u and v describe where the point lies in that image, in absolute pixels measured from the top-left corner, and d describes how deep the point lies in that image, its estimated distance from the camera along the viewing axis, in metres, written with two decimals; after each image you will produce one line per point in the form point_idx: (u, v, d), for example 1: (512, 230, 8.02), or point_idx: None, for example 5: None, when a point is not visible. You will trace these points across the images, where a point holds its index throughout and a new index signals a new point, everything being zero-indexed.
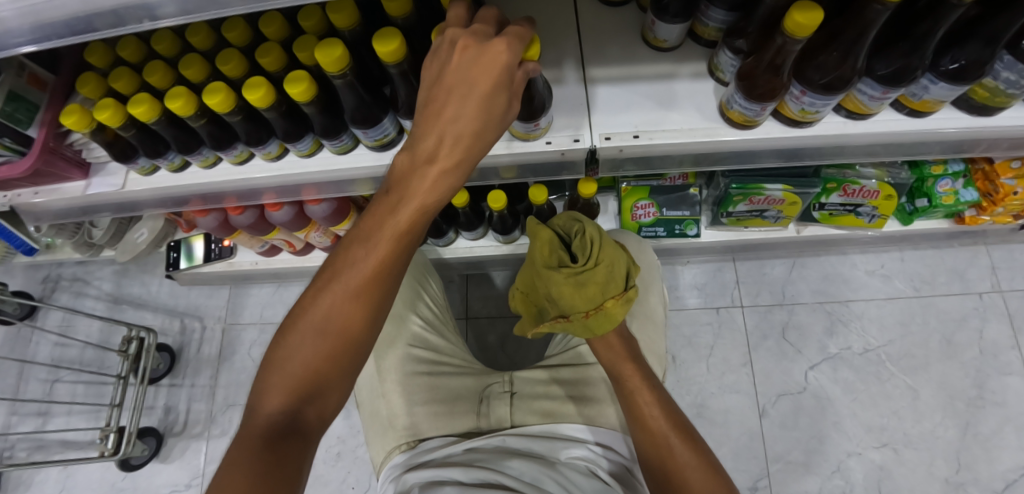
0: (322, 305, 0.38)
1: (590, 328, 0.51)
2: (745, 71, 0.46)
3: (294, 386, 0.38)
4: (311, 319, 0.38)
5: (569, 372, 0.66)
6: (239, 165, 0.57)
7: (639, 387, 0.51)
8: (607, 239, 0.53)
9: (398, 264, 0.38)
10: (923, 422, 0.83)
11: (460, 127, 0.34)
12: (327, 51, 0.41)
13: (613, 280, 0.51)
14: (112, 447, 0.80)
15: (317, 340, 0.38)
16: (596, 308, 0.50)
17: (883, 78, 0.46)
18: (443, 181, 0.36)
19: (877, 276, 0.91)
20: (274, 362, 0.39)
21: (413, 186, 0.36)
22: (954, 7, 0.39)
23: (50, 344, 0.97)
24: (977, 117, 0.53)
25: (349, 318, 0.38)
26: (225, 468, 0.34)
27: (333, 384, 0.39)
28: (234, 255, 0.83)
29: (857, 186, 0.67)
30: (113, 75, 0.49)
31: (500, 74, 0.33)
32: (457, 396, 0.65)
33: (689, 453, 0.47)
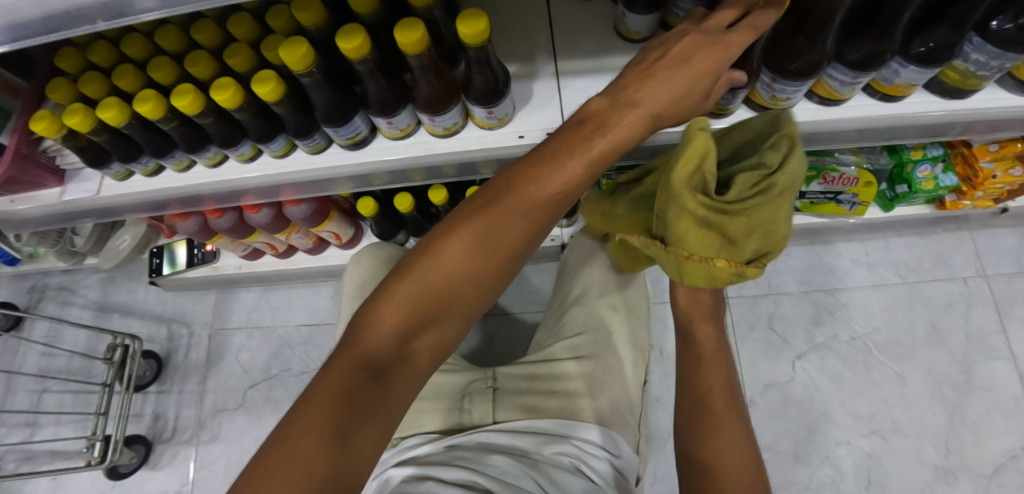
0: (483, 221, 0.37)
1: (682, 271, 0.45)
2: None
3: (420, 309, 0.36)
4: (464, 237, 0.37)
5: (552, 368, 0.66)
6: (214, 168, 0.57)
7: (714, 364, 0.51)
8: (790, 192, 0.38)
9: (562, 209, 0.38)
10: (911, 408, 0.83)
11: (662, 95, 0.37)
12: (291, 50, 0.41)
13: (742, 244, 0.41)
14: (99, 455, 0.80)
15: (465, 260, 0.37)
16: (703, 258, 0.43)
17: (853, 63, 0.46)
18: (632, 132, 0.37)
19: (862, 264, 0.90)
20: (407, 271, 0.37)
21: (612, 120, 0.37)
22: None
23: (36, 354, 0.96)
24: (950, 100, 0.53)
25: (506, 242, 0.37)
26: (327, 382, 0.32)
27: (450, 321, 0.37)
28: (218, 260, 0.83)
29: (836, 174, 0.67)
30: (83, 80, 0.49)
31: (717, 64, 0.37)
32: (440, 393, 0.65)
33: (739, 448, 0.45)
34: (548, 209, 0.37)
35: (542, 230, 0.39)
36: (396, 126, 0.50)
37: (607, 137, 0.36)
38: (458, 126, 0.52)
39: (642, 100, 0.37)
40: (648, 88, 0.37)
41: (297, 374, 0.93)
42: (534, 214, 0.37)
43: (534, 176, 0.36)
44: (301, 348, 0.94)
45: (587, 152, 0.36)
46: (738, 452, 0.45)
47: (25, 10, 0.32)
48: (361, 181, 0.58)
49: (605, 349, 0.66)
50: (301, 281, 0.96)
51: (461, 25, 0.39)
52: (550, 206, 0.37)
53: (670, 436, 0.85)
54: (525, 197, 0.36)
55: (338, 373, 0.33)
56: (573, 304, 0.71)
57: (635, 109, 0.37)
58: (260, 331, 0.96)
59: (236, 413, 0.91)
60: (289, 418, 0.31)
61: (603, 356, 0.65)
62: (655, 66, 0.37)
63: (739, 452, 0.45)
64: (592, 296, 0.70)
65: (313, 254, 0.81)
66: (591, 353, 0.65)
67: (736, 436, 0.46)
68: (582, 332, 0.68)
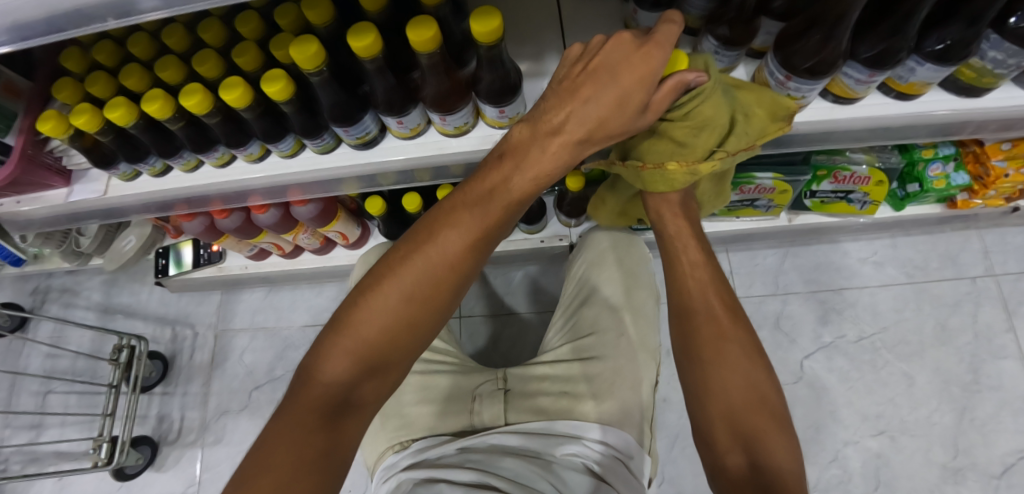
0: (413, 266, 0.40)
1: (644, 180, 0.50)
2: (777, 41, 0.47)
3: (362, 356, 0.39)
4: (398, 279, 0.40)
5: (562, 370, 0.65)
6: (221, 168, 0.56)
7: (698, 278, 0.51)
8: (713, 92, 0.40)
9: (487, 246, 0.42)
10: (920, 408, 0.82)
11: (587, 115, 0.38)
12: (301, 49, 0.40)
13: (691, 144, 0.44)
14: (105, 457, 0.79)
15: (397, 307, 0.40)
16: (656, 164, 0.48)
17: (868, 60, 0.46)
18: (555, 160, 0.40)
19: (870, 263, 0.90)
20: (344, 324, 0.40)
21: (533, 154, 0.40)
22: None
23: (41, 355, 0.96)
24: (965, 98, 0.52)
25: (438, 281, 0.41)
26: (280, 434, 0.36)
27: (394, 360, 0.41)
28: (223, 260, 0.82)
29: (847, 173, 0.67)
30: (89, 79, 0.48)
31: (649, 76, 0.36)
32: (450, 395, 0.65)
33: (749, 375, 0.46)
34: (474, 245, 0.41)
35: (471, 268, 0.42)
36: (406, 126, 0.49)
37: (525, 175, 0.40)
38: (468, 125, 0.51)
39: (567, 126, 0.38)
40: (565, 110, 0.38)
41: None
42: (458, 258, 0.41)
43: (454, 221, 0.41)
44: (306, 348, 0.93)
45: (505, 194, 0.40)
46: (750, 378, 0.46)
47: (35, 11, 0.32)
48: (368, 181, 0.58)
49: (614, 352, 0.64)
50: (306, 281, 0.96)
51: (473, 24, 0.39)
52: (474, 247, 0.41)
53: (676, 436, 0.85)
54: (446, 243, 0.41)
55: (288, 427, 0.36)
56: (583, 305, 0.71)
57: (557, 138, 0.39)
58: (264, 331, 0.95)
59: (241, 415, 0.91)
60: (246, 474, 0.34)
61: (612, 358, 0.64)
62: (580, 84, 0.38)
63: (748, 380, 0.46)
64: (601, 297, 0.69)
65: (318, 255, 0.81)
66: (600, 355, 0.65)
67: (737, 368, 0.46)
68: (592, 334, 0.67)
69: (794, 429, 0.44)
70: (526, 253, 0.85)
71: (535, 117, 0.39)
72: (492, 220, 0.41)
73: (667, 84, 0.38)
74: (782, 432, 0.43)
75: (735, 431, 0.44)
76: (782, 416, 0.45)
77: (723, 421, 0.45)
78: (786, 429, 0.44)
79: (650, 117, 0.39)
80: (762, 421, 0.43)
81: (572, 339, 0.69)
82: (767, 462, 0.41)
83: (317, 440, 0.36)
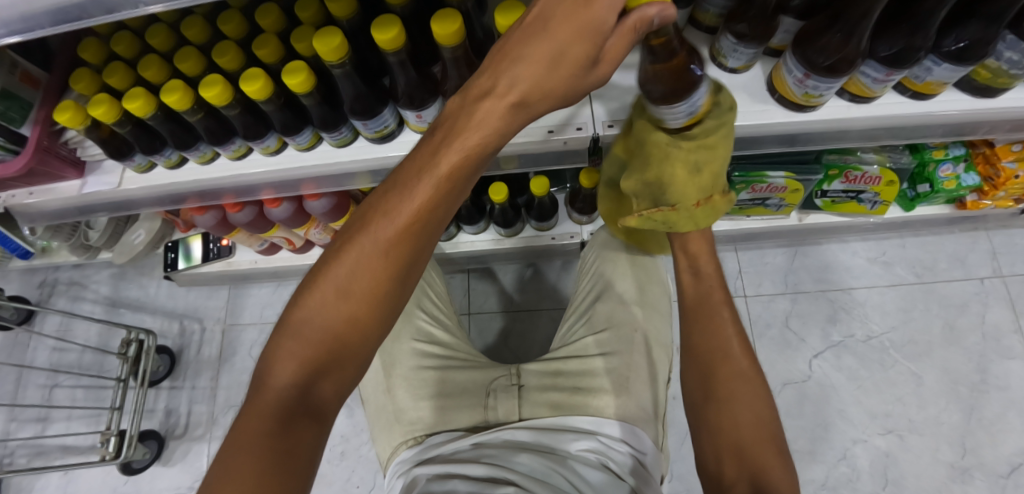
0: (347, 258, 0.37)
1: (692, 219, 0.50)
2: (800, 37, 0.47)
3: (309, 357, 0.36)
4: (334, 273, 0.37)
5: (574, 365, 0.65)
6: (237, 160, 0.56)
7: (721, 311, 0.51)
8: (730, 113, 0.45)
9: (432, 224, 0.38)
10: (927, 407, 0.83)
11: (517, 77, 0.34)
12: (325, 40, 0.40)
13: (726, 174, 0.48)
14: (113, 451, 0.78)
15: (337, 302, 0.37)
16: (705, 199, 0.49)
17: (886, 59, 0.46)
18: (487, 125, 0.35)
19: (878, 263, 0.90)
20: (288, 325, 0.37)
21: (462, 121, 0.35)
22: None
23: (48, 349, 0.95)
24: (979, 98, 0.53)
25: (375, 271, 0.37)
26: (231, 451, 0.32)
27: (350, 356, 0.37)
28: (233, 255, 0.81)
29: (859, 173, 0.67)
30: (108, 70, 0.48)
31: (591, 25, 0.32)
32: (464, 390, 0.64)
33: (760, 411, 0.46)
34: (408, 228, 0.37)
35: (416, 249, 0.38)
36: (425, 119, 0.49)
37: (454, 147, 0.35)
38: None
39: (496, 90, 0.34)
40: (488, 80, 0.35)
41: None
42: (396, 242, 0.37)
43: (384, 209, 0.37)
44: None
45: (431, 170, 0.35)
46: (761, 414, 0.45)
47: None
48: (382, 176, 0.57)
49: (628, 346, 0.65)
50: None
51: (498, 18, 0.39)
52: (414, 227, 0.37)
53: (686, 433, 0.85)
54: (378, 231, 0.37)
55: (237, 436, 0.33)
56: (596, 300, 0.71)
57: (490, 101, 0.34)
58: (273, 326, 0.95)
59: None
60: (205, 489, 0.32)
61: (626, 353, 0.64)
62: (510, 44, 0.34)
63: (754, 413, 0.45)
64: (615, 293, 0.70)
65: None
66: (614, 349, 0.65)
67: (750, 402, 0.46)
68: (605, 329, 0.67)
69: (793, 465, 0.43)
70: (535, 250, 0.85)
71: (464, 92, 0.36)
72: (425, 198, 0.36)
73: (619, 27, 0.32)
74: (786, 469, 0.42)
75: (743, 465, 0.42)
76: (789, 453, 0.44)
77: (731, 449, 0.44)
78: (789, 463, 0.43)
79: (603, 68, 0.35)
80: (770, 454, 0.43)
81: (586, 334, 0.69)
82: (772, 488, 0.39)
83: (277, 452, 0.32)
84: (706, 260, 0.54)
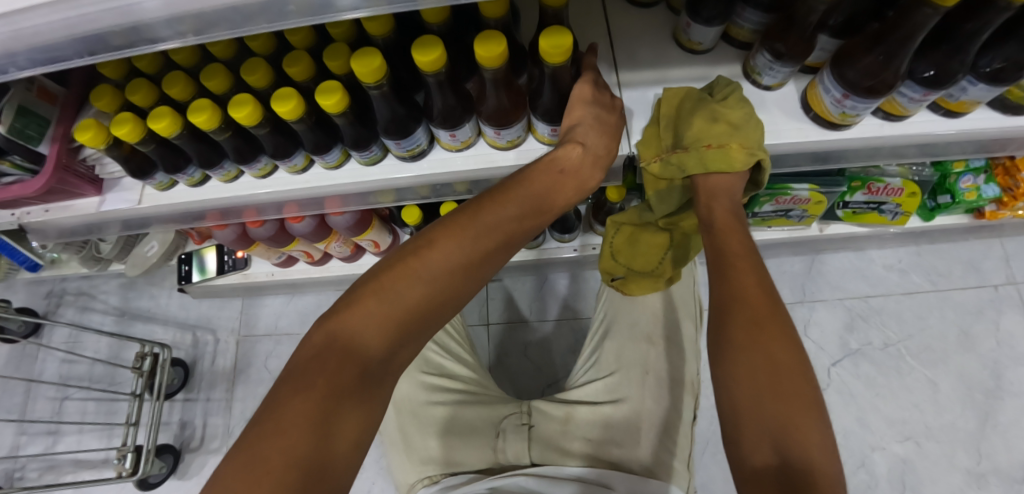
0: (443, 256, 0.42)
1: (705, 165, 0.52)
2: (843, 55, 0.47)
3: (388, 341, 0.39)
4: (427, 269, 0.41)
5: (586, 412, 0.66)
6: (263, 178, 0.55)
7: (740, 268, 0.47)
8: (737, 97, 0.50)
9: (510, 240, 0.45)
10: (944, 414, 0.83)
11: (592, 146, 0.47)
12: (363, 62, 0.39)
13: (746, 126, 0.49)
14: (130, 467, 0.77)
15: (427, 297, 0.41)
16: (717, 145, 0.50)
17: (926, 80, 0.46)
18: (568, 174, 0.46)
19: (894, 270, 0.91)
20: (366, 311, 0.39)
21: (556, 166, 0.45)
22: (1002, 11, 0.39)
23: (57, 361, 0.93)
24: (1011, 115, 0.53)
25: (461, 274, 0.43)
26: (293, 414, 0.33)
27: (411, 348, 0.41)
28: (248, 267, 0.80)
29: (882, 185, 0.67)
30: (131, 87, 0.47)
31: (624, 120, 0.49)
32: (474, 428, 0.67)
33: (782, 360, 0.41)
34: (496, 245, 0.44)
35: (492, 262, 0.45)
36: (459, 138, 0.48)
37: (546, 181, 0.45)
38: (522, 139, 0.50)
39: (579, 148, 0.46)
40: (583, 131, 0.45)
41: None
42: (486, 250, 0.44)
43: (482, 221, 0.44)
44: None
45: (530, 196, 0.45)
46: (780, 361, 0.41)
47: (111, 22, 0.31)
48: (405, 192, 0.57)
49: (639, 390, 0.67)
50: (331, 287, 0.94)
51: (543, 41, 0.38)
52: (500, 241, 0.45)
53: (707, 442, 0.86)
54: (478, 237, 0.43)
55: (300, 403, 0.34)
56: (604, 338, 0.74)
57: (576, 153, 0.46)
58: (289, 337, 0.94)
59: None
60: (247, 457, 0.32)
61: (634, 398, 0.66)
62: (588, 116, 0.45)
63: (779, 362, 0.40)
64: (626, 328, 0.72)
65: (348, 262, 0.78)
66: (617, 396, 0.67)
67: (780, 350, 0.41)
68: (614, 371, 0.69)
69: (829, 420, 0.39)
70: (553, 261, 0.85)
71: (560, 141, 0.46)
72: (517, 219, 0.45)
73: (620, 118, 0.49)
74: (819, 424, 0.38)
75: (762, 423, 0.38)
76: (817, 404, 0.39)
77: (749, 412, 0.39)
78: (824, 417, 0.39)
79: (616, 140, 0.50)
80: (792, 410, 0.38)
81: (595, 377, 0.71)
82: (797, 458, 0.36)
83: (342, 427, 0.34)
84: (719, 208, 0.51)
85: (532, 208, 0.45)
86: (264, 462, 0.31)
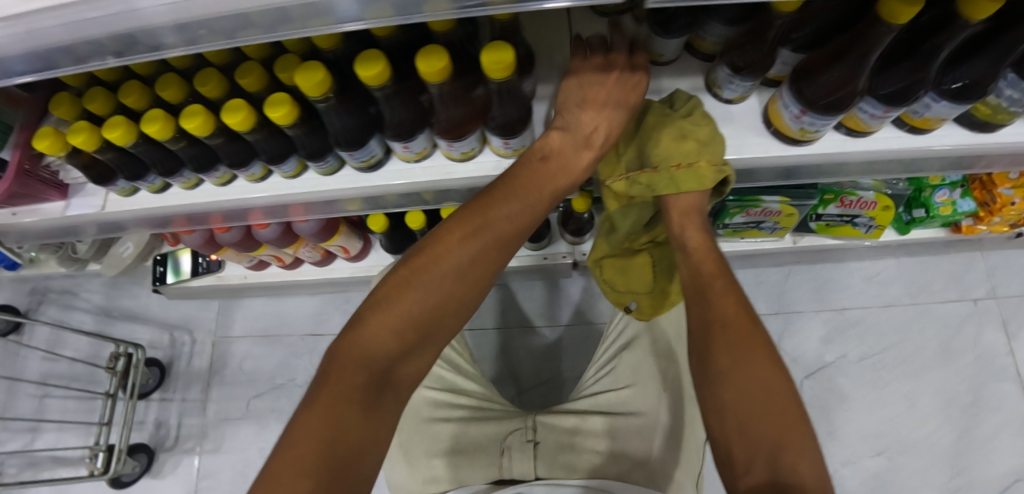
0: (442, 264, 0.45)
1: (676, 183, 0.52)
2: (803, 72, 0.46)
3: (395, 348, 0.43)
4: (427, 278, 0.45)
5: (599, 423, 0.67)
6: (223, 186, 0.55)
7: (719, 289, 0.49)
8: (702, 113, 0.50)
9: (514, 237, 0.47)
10: (919, 429, 0.83)
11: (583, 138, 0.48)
12: (306, 76, 0.39)
13: (716, 142, 0.49)
14: (101, 466, 0.78)
15: (430, 303, 0.44)
16: (688, 163, 0.50)
17: (886, 97, 0.45)
18: (565, 170, 0.48)
19: (873, 282, 0.90)
20: (373, 323, 0.43)
21: (549, 166, 0.47)
22: (963, 27, 0.39)
23: (38, 359, 0.95)
24: (979, 132, 0.52)
25: (463, 278, 0.46)
26: (312, 421, 0.38)
27: (421, 349, 0.45)
28: (222, 269, 0.81)
29: (855, 198, 0.66)
30: (88, 96, 0.47)
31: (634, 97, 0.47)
32: (479, 446, 0.66)
33: (768, 380, 0.42)
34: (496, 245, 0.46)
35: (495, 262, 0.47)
36: (412, 150, 0.48)
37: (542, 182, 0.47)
38: (476, 150, 0.50)
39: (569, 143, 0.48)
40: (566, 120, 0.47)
41: (302, 384, 0.92)
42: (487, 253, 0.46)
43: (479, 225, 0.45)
44: (306, 358, 0.93)
45: (527, 196, 0.46)
46: (767, 383, 0.42)
47: (58, 41, 0.31)
48: (371, 202, 0.57)
49: (652, 404, 0.66)
50: (307, 290, 0.95)
51: (485, 57, 0.38)
52: (502, 242, 0.46)
53: None
54: (474, 241, 0.45)
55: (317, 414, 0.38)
56: (625, 349, 0.73)
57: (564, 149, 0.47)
58: (265, 339, 0.95)
59: (240, 423, 0.90)
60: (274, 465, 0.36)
61: (650, 413, 0.66)
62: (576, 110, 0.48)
63: (768, 383, 0.42)
64: (643, 342, 0.72)
65: (319, 266, 0.78)
66: (635, 409, 0.67)
67: (760, 365, 0.43)
68: (631, 384, 0.69)
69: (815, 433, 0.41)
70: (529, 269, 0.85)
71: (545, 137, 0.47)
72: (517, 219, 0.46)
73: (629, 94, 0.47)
74: (806, 442, 0.39)
75: (754, 446, 0.40)
76: (803, 419, 0.41)
77: (737, 432, 0.41)
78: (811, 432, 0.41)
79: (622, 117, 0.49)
80: (782, 431, 0.39)
81: (611, 387, 0.71)
82: (788, 478, 0.37)
83: (356, 430, 0.39)
84: (692, 230, 0.54)
85: (531, 207, 0.47)
86: (287, 462, 0.36)
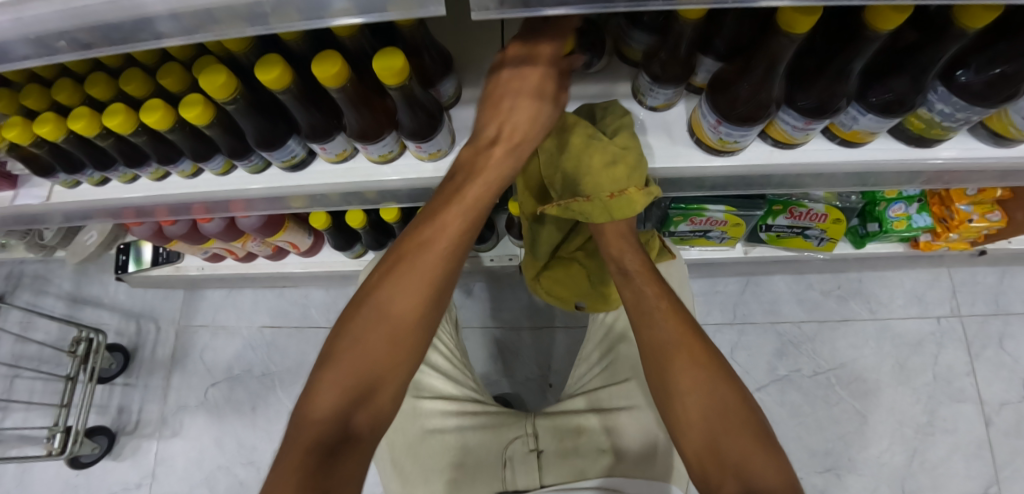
0: (392, 286, 0.42)
1: (610, 211, 0.52)
2: (719, 82, 0.45)
3: (347, 390, 0.39)
4: (375, 304, 0.42)
5: (597, 420, 0.61)
6: (158, 181, 0.57)
7: (663, 314, 0.51)
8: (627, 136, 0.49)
9: (466, 241, 0.44)
10: (870, 448, 0.81)
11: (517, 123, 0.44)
12: (210, 79, 0.40)
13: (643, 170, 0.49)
14: (59, 446, 0.82)
15: (380, 330, 0.41)
16: (620, 191, 0.50)
17: (805, 109, 0.43)
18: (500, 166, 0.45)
19: (833, 296, 0.88)
20: (327, 368, 0.40)
21: (481, 163, 0.44)
22: (870, 40, 0.37)
23: (10, 341, 0.99)
24: (915, 147, 0.50)
25: (413, 293, 0.42)
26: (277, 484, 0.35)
27: (381, 386, 0.40)
28: (181, 260, 0.84)
29: (804, 209, 0.65)
30: (23, 91, 0.49)
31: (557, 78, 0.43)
32: (477, 460, 0.61)
33: (724, 396, 0.45)
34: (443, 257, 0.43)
35: (447, 274, 0.44)
36: (331, 151, 0.49)
37: (477, 182, 0.44)
38: (396, 153, 0.50)
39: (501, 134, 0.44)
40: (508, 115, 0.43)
41: (258, 376, 0.95)
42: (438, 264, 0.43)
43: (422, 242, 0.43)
44: (264, 350, 0.96)
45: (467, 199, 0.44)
46: (727, 401, 0.45)
47: None
48: (317, 201, 0.56)
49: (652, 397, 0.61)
50: (267, 284, 0.97)
51: (376, 63, 0.38)
52: (450, 248, 0.43)
53: None
54: (423, 258, 0.43)
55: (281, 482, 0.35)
56: (619, 342, 0.69)
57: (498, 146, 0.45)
58: (225, 331, 0.98)
59: (198, 411, 0.94)
60: None
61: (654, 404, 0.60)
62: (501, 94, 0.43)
63: (726, 401, 0.45)
64: None
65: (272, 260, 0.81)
66: (634, 404, 0.61)
67: (707, 381, 0.46)
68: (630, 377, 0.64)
69: (778, 445, 0.43)
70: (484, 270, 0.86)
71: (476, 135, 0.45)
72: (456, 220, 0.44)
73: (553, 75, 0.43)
74: (771, 455, 0.41)
75: (722, 463, 0.42)
76: (767, 433, 0.43)
77: (708, 455, 0.43)
78: (773, 444, 0.43)
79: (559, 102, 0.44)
80: (750, 448, 0.41)
81: (608, 383, 0.66)
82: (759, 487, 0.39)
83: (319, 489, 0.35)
84: (630, 254, 0.56)
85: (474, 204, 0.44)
86: None
